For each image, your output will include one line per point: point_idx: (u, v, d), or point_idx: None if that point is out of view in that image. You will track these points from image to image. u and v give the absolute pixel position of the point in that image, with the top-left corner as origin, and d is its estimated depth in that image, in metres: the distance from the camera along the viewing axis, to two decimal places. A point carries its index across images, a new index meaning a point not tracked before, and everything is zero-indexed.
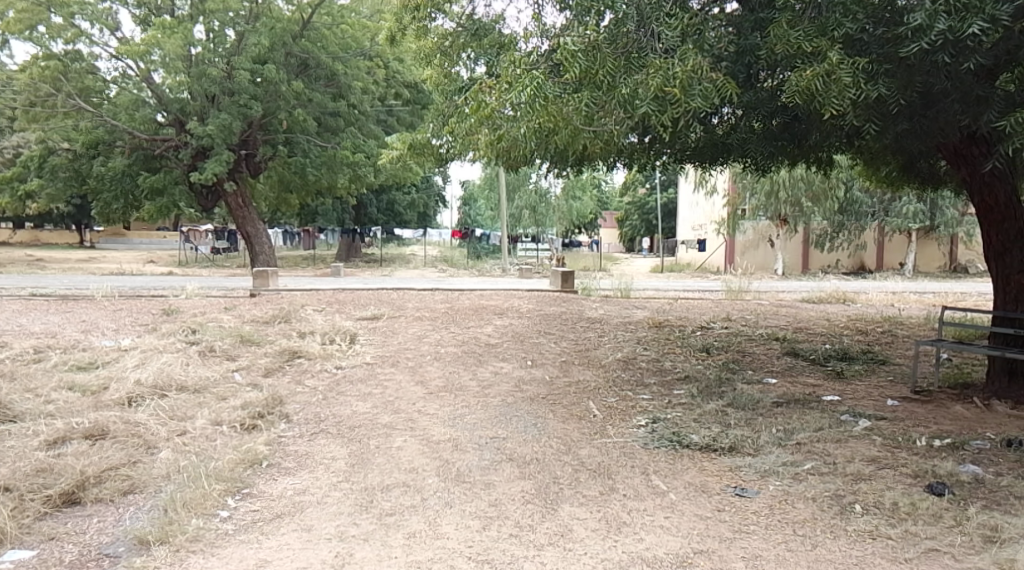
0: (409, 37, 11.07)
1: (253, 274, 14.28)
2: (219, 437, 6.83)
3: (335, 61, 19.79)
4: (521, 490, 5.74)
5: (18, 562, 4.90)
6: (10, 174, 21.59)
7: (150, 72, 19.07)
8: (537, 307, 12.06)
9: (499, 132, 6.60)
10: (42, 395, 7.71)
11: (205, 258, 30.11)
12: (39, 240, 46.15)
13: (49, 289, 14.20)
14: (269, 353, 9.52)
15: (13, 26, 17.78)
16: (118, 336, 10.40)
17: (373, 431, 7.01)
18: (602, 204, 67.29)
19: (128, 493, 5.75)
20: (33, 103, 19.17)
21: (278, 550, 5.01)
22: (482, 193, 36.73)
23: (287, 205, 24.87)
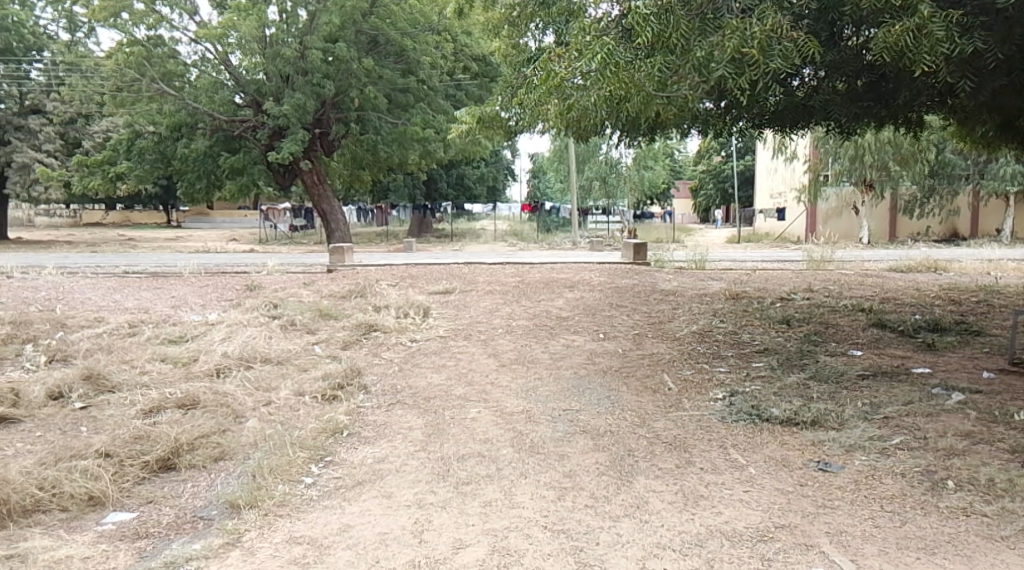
0: (478, 10, 10.96)
1: (329, 250, 14.58)
2: (302, 407, 7.01)
3: (404, 37, 19.63)
4: (596, 462, 5.74)
5: (120, 524, 5.09)
6: (101, 157, 22.45)
7: (228, 55, 19.58)
8: (608, 280, 11.97)
9: (568, 101, 6.54)
10: (137, 367, 8.03)
11: (284, 236, 30.83)
12: (130, 222, 48.44)
13: (140, 267, 14.75)
14: (346, 327, 9.69)
15: (100, 14, 18.38)
16: (206, 310, 10.75)
17: (447, 403, 7.09)
18: (674, 174, 66.17)
19: (219, 460, 5.94)
20: (120, 88, 19.82)
21: (359, 516, 5.11)
22: (551, 166, 36.54)
23: (360, 182, 25.19)
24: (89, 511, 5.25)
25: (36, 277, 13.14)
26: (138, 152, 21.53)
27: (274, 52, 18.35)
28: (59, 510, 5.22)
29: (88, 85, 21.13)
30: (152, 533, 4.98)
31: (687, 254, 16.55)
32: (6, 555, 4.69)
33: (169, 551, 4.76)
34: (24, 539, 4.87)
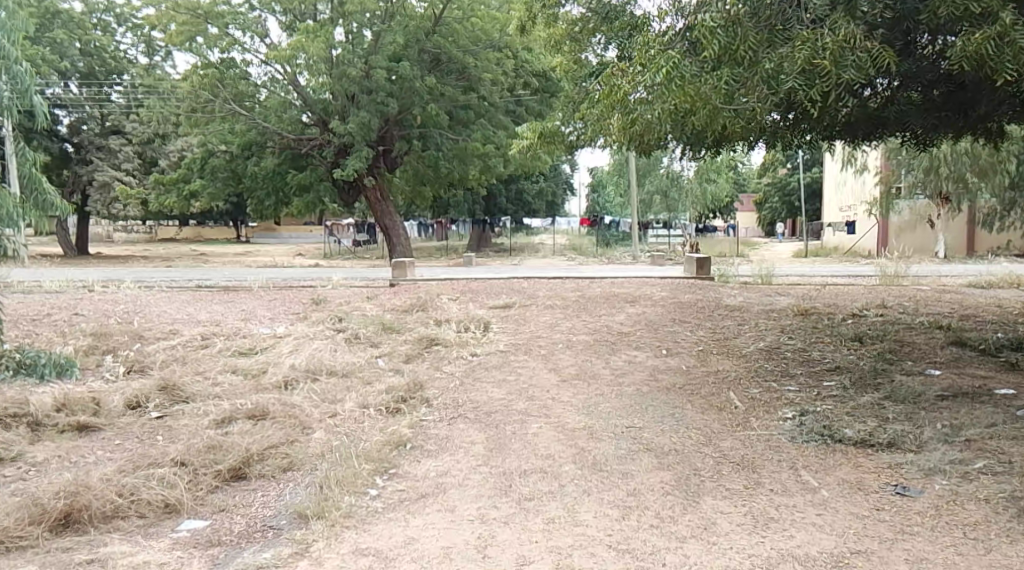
0: (539, 26, 10.99)
1: (391, 264, 14.73)
2: (366, 420, 7.11)
3: (466, 54, 19.83)
4: (661, 481, 5.67)
5: (194, 532, 5.21)
6: (175, 176, 23.15)
7: (296, 75, 20.06)
8: (672, 295, 11.86)
9: (632, 115, 6.51)
10: (210, 378, 8.25)
11: (347, 251, 31.31)
12: (202, 237, 49.90)
13: (211, 281, 15.15)
14: (408, 341, 9.79)
15: (176, 39, 19.08)
16: (274, 323, 10.98)
17: (508, 418, 7.09)
18: (739, 186, 65.15)
19: (288, 470, 6.05)
20: (194, 109, 20.46)
21: (423, 529, 5.15)
22: (611, 178, 36.39)
23: (421, 197, 25.45)
24: (165, 518, 5.38)
25: (115, 290, 13.59)
26: (210, 169, 22.18)
27: (340, 72, 18.66)
28: (137, 516, 5.36)
29: (164, 106, 21.88)
30: (225, 540, 5.09)
31: (754, 268, 16.36)
32: (88, 559, 4.83)
33: (241, 559, 4.85)
34: (105, 544, 5.02)
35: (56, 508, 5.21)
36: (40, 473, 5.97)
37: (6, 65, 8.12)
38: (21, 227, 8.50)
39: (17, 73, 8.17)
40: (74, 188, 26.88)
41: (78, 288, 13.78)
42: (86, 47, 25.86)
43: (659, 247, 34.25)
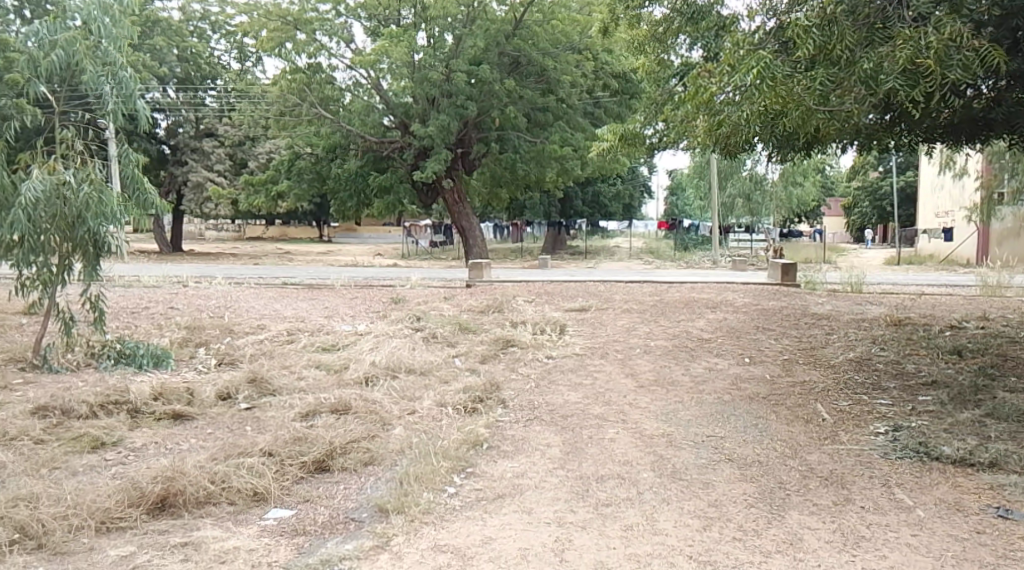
0: (622, 28, 10.95)
1: (468, 265, 14.87)
2: (444, 418, 7.19)
3: (546, 57, 19.88)
4: (744, 493, 5.58)
5: (280, 520, 5.36)
6: (263, 177, 23.87)
7: (378, 79, 20.43)
8: (755, 301, 11.65)
9: (719, 116, 6.36)
10: (295, 373, 8.48)
11: (425, 252, 31.75)
12: (287, 237, 51.37)
13: (297, 279, 15.56)
14: (484, 341, 9.86)
15: (267, 45, 19.64)
16: (355, 321, 11.21)
17: (585, 422, 7.09)
18: (827, 190, 63.30)
19: (368, 464, 6.18)
20: (282, 112, 21.06)
21: (500, 529, 5.19)
22: (692, 182, 36.01)
23: (499, 200, 25.60)
24: (253, 506, 5.56)
25: (207, 286, 14.09)
26: (297, 171, 22.82)
27: (423, 76, 18.91)
28: (228, 503, 5.55)
29: (255, 110, 22.60)
30: (309, 530, 5.22)
31: (844, 276, 15.98)
32: (183, 542, 5.02)
33: (324, 549, 4.97)
34: (198, 528, 5.21)
35: (153, 492, 5.43)
36: (138, 458, 6.24)
37: (113, 71, 8.58)
38: (123, 224, 8.89)
39: (122, 79, 8.60)
40: (169, 188, 27.98)
41: (173, 283, 14.34)
42: (183, 53, 26.89)
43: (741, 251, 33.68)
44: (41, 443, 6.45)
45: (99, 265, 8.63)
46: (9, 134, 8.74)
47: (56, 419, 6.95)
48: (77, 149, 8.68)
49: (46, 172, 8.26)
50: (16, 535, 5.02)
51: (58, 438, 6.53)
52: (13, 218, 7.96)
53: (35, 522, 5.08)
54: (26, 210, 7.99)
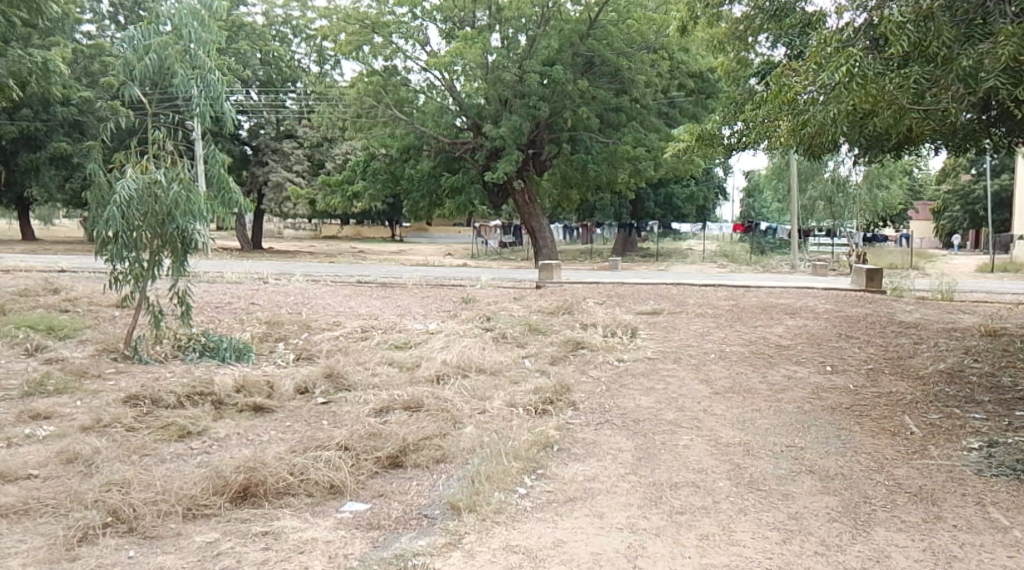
0: (700, 27, 10.78)
1: (538, 266, 14.83)
2: (515, 418, 7.16)
3: (620, 57, 19.72)
4: (826, 506, 5.40)
5: (355, 514, 5.40)
6: (339, 178, 24.33)
7: (452, 81, 20.58)
8: (836, 308, 11.32)
9: (803, 116, 6.18)
10: (369, 369, 8.58)
11: (495, 252, 31.87)
12: (360, 236, 52.20)
13: (371, 277, 15.77)
14: (554, 343, 9.81)
15: (346, 48, 19.98)
16: (426, 320, 11.28)
17: (657, 427, 6.97)
18: (913, 194, 61.15)
19: (440, 462, 6.20)
20: (359, 115, 21.42)
21: (572, 532, 5.13)
22: (770, 183, 35.28)
23: (570, 201, 25.50)
24: (330, 498, 5.63)
25: (285, 283, 14.40)
26: (372, 172, 23.21)
27: (496, 77, 18.96)
28: (306, 494, 5.63)
29: (332, 112, 23.03)
30: (383, 524, 5.25)
31: (934, 283, 15.40)
32: (263, 530, 5.11)
33: (398, 544, 4.99)
34: (277, 518, 5.29)
35: (236, 481, 5.54)
36: (222, 448, 6.38)
37: (202, 74, 8.82)
38: (209, 222, 9.14)
39: (210, 81, 8.84)
40: (250, 188, 28.68)
41: (254, 280, 14.68)
42: (266, 57, 27.59)
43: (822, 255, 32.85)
44: (132, 430, 6.65)
45: (187, 260, 8.88)
46: (105, 135, 9.10)
47: (146, 408, 7.16)
48: (167, 149, 8.96)
49: (139, 172, 8.58)
50: (110, 518, 5.14)
51: (148, 426, 6.72)
52: (109, 214, 8.27)
53: (127, 506, 5.20)
54: (120, 207, 8.32)
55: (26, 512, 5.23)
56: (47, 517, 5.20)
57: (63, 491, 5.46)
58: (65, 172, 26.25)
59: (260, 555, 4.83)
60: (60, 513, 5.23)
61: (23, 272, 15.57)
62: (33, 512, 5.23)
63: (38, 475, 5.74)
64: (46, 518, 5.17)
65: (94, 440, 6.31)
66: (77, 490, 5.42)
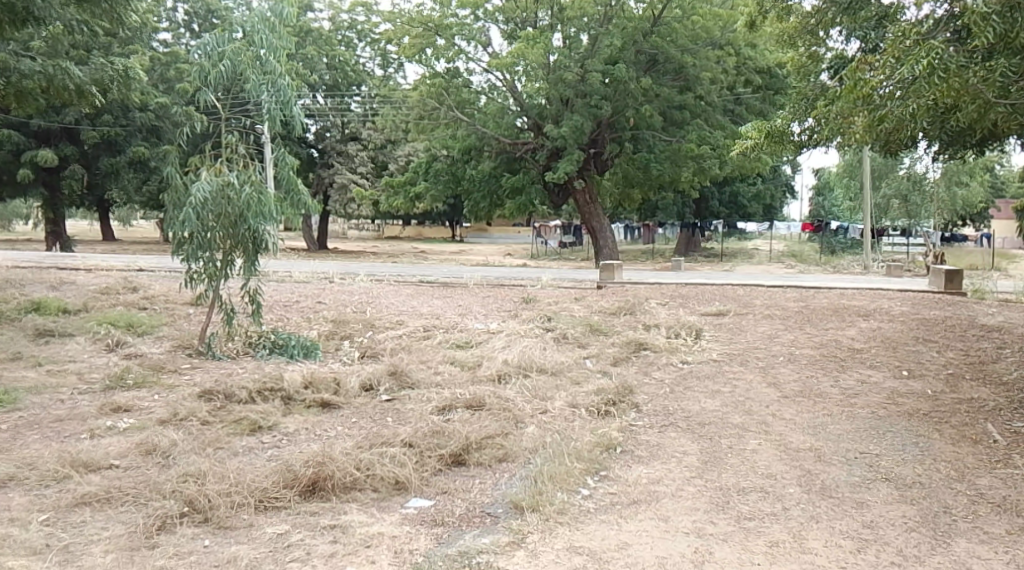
0: (768, 22, 10.58)
1: (600, 266, 14.71)
2: (577, 419, 7.09)
3: (685, 54, 19.48)
4: (903, 515, 5.22)
5: (420, 510, 5.40)
6: (402, 179, 24.56)
7: (514, 81, 20.59)
8: (912, 311, 10.96)
9: (879, 112, 6.02)
10: (432, 367, 8.60)
11: (555, 252, 31.80)
12: (422, 236, 52.63)
13: (432, 277, 15.84)
14: (616, 343, 9.70)
15: (409, 51, 20.13)
16: (488, 319, 11.28)
17: (724, 431, 6.82)
18: (993, 192, 58.89)
19: (503, 461, 6.17)
20: (422, 116, 21.60)
21: (637, 535, 5.04)
22: (840, 180, 34.47)
23: (631, 200, 25.27)
24: (395, 494, 5.64)
25: (350, 282, 14.56)
26: (434, 173, 23.38)
27: (558, 76, 18.89)
28: (372, 490, 5.65)
29: (395, 114, 23.27)
30: (447, 521, 5.23)
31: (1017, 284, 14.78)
32: (331, 524, 5.14)
33: (462, 541, 4.97)
34: (344, 512, 5.32)
35: (304, 475, 5.59)
36: (291, 442, 6.44)
37: (273, 79, 8.98)
38: (278, 223, 9.21)
39: (281, 86, 8.99)
40: (316, 190, 29.12)
41: (319, 279, 14.89)
42: (332, 61, 28.07)
43: (895, 255, 31.90)
44: (205, 424, 6.79)
45: (258, 260, 8.99)
46: (181, 140, 9.29)
47: (220, 402, 7.29)
48: (240, 152, 9.12)
49: (213, 174, 8.76)
50: (186, 508, 5.22)
51: (221, 420, 6.85)
52: (184, 216, 8.47)
53: (202, 498, 5.27)
54: (196, 209, 8.50)
55: (108, 501, 5.34)
56: (127, 505, 5.31)
57: (143, 481, 5.56)
58: (143, 175, 26.91)
59: (328, 549, 4.86)
60: (140, 502, 5.34)
61: (102, 271, 16.09)
62: (114, 501, 5.35)
63: (119, 466, 5.88)
64: (126, 506, 5.29)
65: (169, 433, 6.46)
66: (156, 480, 5.53)
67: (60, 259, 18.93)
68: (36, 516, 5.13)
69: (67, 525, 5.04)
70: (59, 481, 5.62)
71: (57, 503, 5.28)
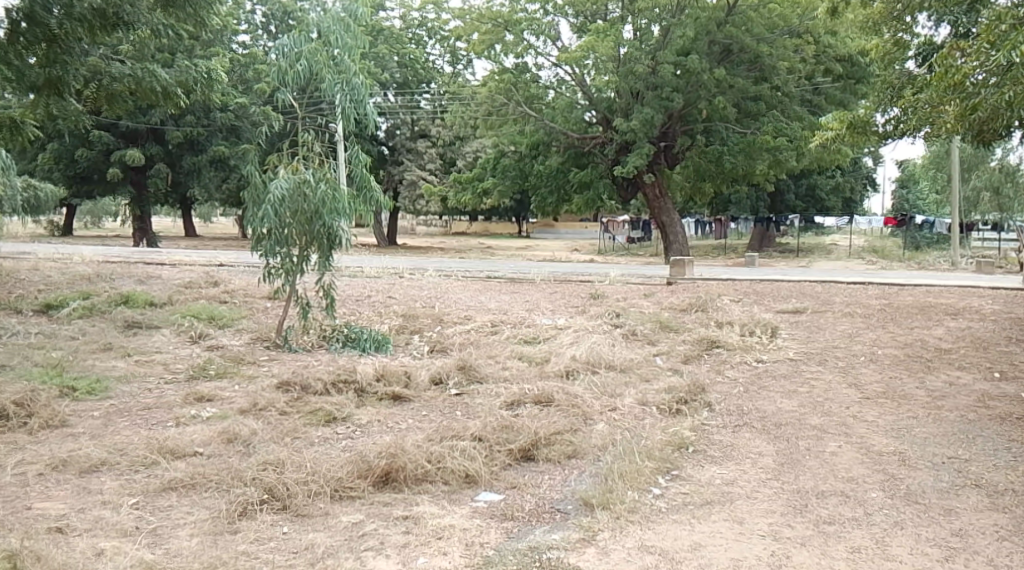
0: (851, 9, 10.23)
1: (670, 262, 14.46)
2: (647, 417, 6.96)
3: (760, 43, 19.03)
4: (995, 525, 4.96)
5: (489, 504, 5.36)
6: (470, 175, 24.66)
7: (583, 75, 20.49)
8: (1004, 309, 10.47)
9: (974, 101, 5.79)
10: (500, 363, 8.56)
11: (623, 248, 31.51)
12: (488, 232, 52.82)
13: (500, 273, 15.82)
14: (688, 341, 9.50)
15: (479, 47, 20.26)
16: (555, 315, 11.19)
17: (801, 432, 6.60)
18: None
19: (572, 457, 6.08)
20: (491, 113, 21.63)
21: (710, 537, 4.89)
22: (928, 171, 33.30)
23: (703, 195, 24.85)
24: (465, 487, 5.61)
25: (419, 278, 14.65)
26: (502, 169, 23.45)
27: (628, 69, 18.67)
28: (443, 482, 5.64)
29: (464, 111, 23.40)
30: (517, 516, 5.17)
31: None
32: (404, 515, 5.14)
33: (533, 536, 4.91)
34: (416, 504, 5.31)
35: (378, 466, 5.60)
36: (365, 434, 6.48)
37: (348, 78, 9.00)
38: (352, 220, 9.31)
39: (355, 85, 9.01)
40: (387, 187, 29.46)
41: (389, 274, 15.03)
42: (403, 59, 28.38)
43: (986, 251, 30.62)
44: (284, 414, 6.88)
45: (333, 256, 9.10)
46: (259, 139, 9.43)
47: (297, 394, 7.38)
48: (316, 150, 9.24)
49: (290, 172, 8.89)
50: (265, 495, 5.28)
51: (298, 410, 6.94)
52: (263, 212, 8.62)
53: (281, 485, 5.33)
54: (274, 206, 8.64)
55: (193, 486, 5.44)
56: (210, 491, 5.40)
57: (226, 468, 5.65)
58: (223, 173, 27.66)
59: (400, 539, 4.86)
60: (223, 488, 5.42)
61: (186, 266, 16.54)
62: (199, 487, 5.44)
63: (203, 453, 5.99)
64: (210, 492, 5.38)
65: (248, 422, 6.56)
66: (237, 468, 5.61)
67: (145, 254, 19.55)
68: (126, 499, 5.24)
69: (155, 509, 5.14)
70: (147, 466, 5.75)
71: (146, 488, 5.39)
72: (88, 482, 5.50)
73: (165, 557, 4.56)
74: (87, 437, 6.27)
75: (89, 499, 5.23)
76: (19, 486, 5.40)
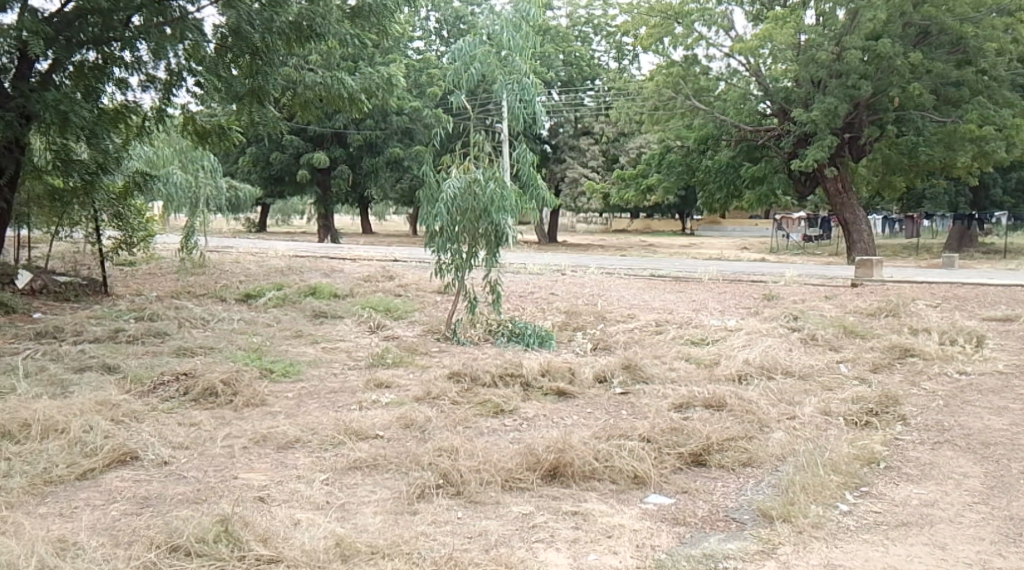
0: None
1: (854, 261, 13.61)
2: (831, 428, 6.50)
3: (964, 23, 17.57)
4: None
5: (659, 506, 5.16)
6: (635, 171, 24.32)
7: (759, 65, 19.77)
8: None
9: None
10: (666, 363, 8.31)
11: (797, 247, 30.08)
12: (651, 229, 52.10)
13: (666, 271, 15.45)
14: (876, 348, 8.86)
15: (647, 41, 19.86)
16: (725, 316, 10.77)
17: (1014, 453, 5.96)
18: None
19: (747, 465, 5.77)
20: (658, 107, 21.23)
21: (907, 560, 4.48)
22: None
23: (890, 190, 23.25)
24: (634, 488, 5.43)
25: (583, 275, 14.54)
26: (667, 164, 22.97)
27: (809, 56, 17.77)
28: (611, 481, 5.49)
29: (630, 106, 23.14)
30: (689, 522, 4.95)
31: None
32: (573, 510, 5.04)
33: (706, 544, 4.67)
34: (585, 500, 5.20)
35: (546, 461, 5.53)
36: (533, 427, 6.43)
37: (518, 78, 8.97)
38: (518, 216, 9.36)
39: (525, 85, 8.97)
40: (551, 184, 29.57)
41: (552, 271, 15.01)
42: (569, 57, 28.85)
43: None
44: (456, 404, 6.95)
45: (500, 253, 9.15)
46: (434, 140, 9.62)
47: (467, 385, 7.45)
48: (487, 150, 9.29)
49: (462, 172, 9.02)
50: (441, 480, 5.34)
51: (469, 401, 7.00)
52: (437, 211, 8.83)
53: (455, 471, 5.37)
54: (447, 204, 8.83)
55: (376, 467, 5.58)
56: (391, 473, 5.52)
57: (404, 452, 5.77)
58: (397, 173, 28.69)
59: (571, 534, 4.75)
60: (402, 471, 5.53)
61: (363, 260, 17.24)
62: (380, 468, 5.58)
63: (384, 436, 6.14)
64: (390, 474, 5.50)
65: (423, 410, 6.68)
66: (415, 452, 5.71)
67: (327, 249, 20.53)
68: (318, 474, 5.44)
69: (343, 486, 5.29)
70: (334, 446, 5.95)
71: (334, 466, 5.57)
72: (285, 457, 5.75)
73: (352, 531, 4.65)
74: (283, 415, 6.59)
75: (286, 473, 5.46)
76: (227, 456, 5.73)
